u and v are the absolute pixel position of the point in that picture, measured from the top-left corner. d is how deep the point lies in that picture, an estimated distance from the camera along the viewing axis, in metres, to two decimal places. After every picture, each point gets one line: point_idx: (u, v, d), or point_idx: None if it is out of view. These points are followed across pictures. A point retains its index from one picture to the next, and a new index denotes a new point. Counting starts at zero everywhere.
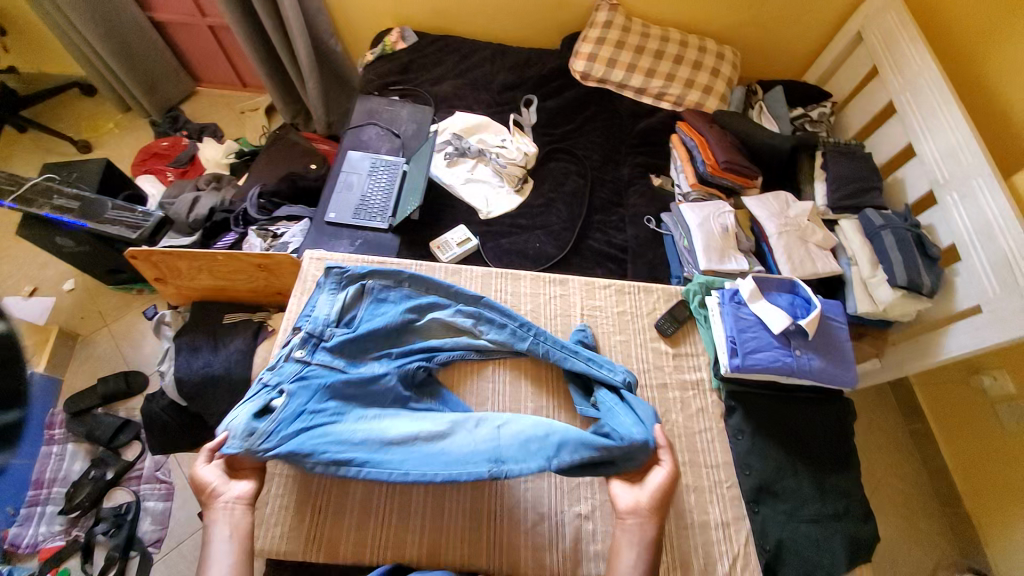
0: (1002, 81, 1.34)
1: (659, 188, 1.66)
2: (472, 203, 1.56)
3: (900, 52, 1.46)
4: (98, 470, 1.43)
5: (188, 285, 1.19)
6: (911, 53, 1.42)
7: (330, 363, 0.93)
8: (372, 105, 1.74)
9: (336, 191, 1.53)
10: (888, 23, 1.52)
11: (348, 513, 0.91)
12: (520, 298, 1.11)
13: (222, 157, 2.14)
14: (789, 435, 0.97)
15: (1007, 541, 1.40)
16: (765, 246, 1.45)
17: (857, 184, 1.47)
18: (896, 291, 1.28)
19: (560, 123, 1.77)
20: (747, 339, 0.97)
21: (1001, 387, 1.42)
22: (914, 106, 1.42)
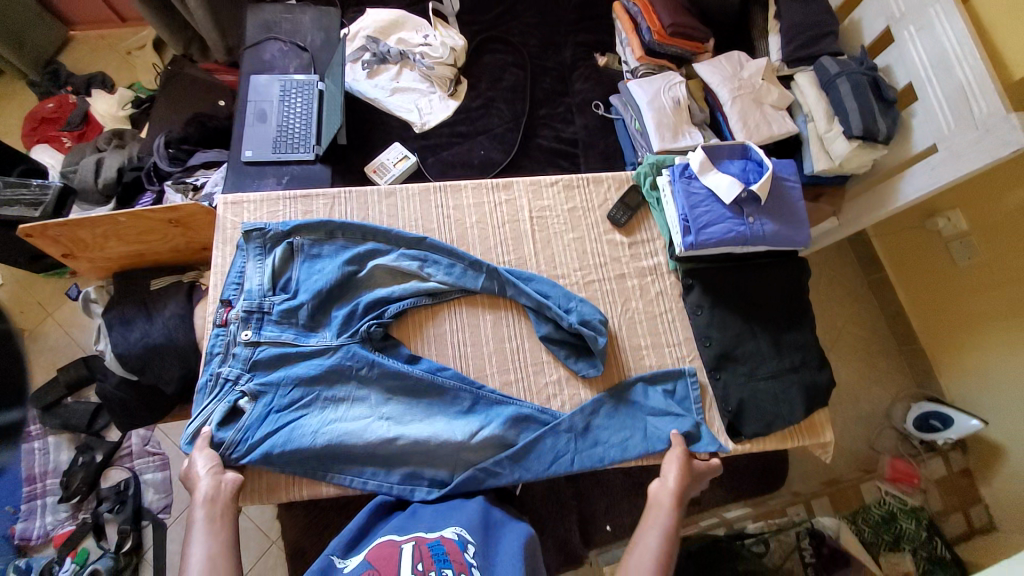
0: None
1: (606, 68, 1.51)
2: (404, 116, 1.41)
3: None
4: (86, 455, 1.42)
5: (101, 256, 1.07)
6: None
7: (278, 337, 0.88)
8: (265, 15, 1.48)
9: (248, 125, 1.34)
10: None
11: None
12: (463, 210, 1.03)
13: (117, 109, 1.87)
14: (746, 302, 0.98)
15: (963, 368, 1.53)
16: (720, 115, 1.37)
17: (813, 30, 1.35)
18: (851, 143, 1.23)
19: (488, 7, 1.55)
20: (700, 215, 0.93)
21: (954, 226, 1.48)
22: None
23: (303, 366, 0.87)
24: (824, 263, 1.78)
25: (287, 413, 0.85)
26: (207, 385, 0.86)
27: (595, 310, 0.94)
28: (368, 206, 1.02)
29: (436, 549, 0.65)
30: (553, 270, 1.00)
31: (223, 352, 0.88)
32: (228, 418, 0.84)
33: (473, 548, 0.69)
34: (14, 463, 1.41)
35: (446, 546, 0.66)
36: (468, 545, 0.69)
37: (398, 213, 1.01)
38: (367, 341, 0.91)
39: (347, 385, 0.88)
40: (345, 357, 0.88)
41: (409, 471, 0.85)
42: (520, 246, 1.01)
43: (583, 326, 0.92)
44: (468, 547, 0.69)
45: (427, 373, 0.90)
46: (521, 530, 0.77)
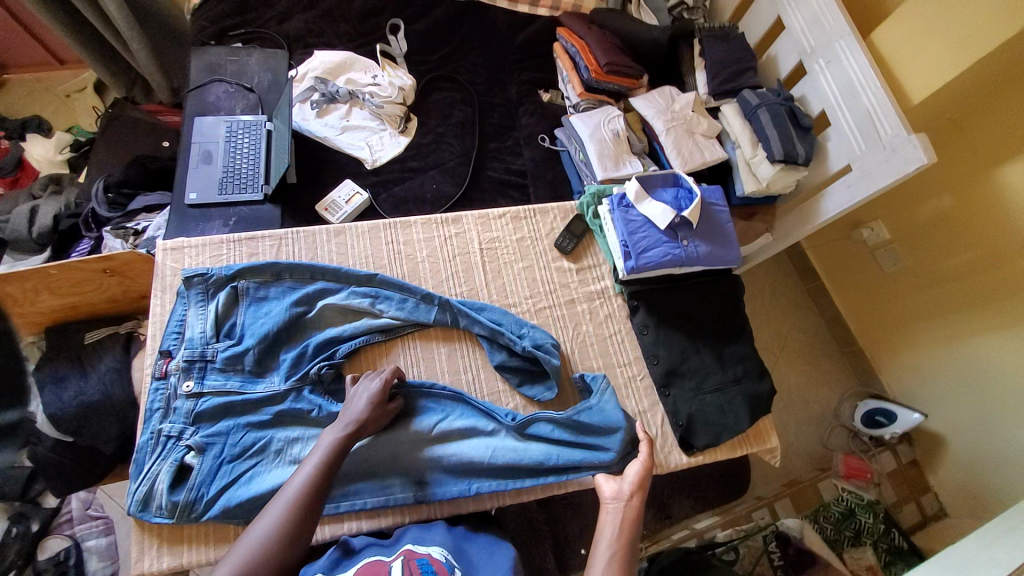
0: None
1: (550, 103, 1.59)
2: (355, 153, 1.43)
3: None
4: (20, 526, 1.27)
5: (33, 311, 0.99)
6: None
7: (222, 386, 0.85)
8: (211, 58, 1.49)
9: (192, 168, 1.33)
10: None
11: None
12: (414, 246, 1.04)
13: (54, 153, 1.80)
14: (687, 320, 1.03)
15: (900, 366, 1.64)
16: (657, 145, 1.47)
17: (733, 67, 1.49)
18: (774, 166, 1.35)
19: (436, 48, 1.61)
20: (638, 240, 0.97)
21: (878, 236, 1.62)
22: None
23: (252, 414, 0.85)
24: (766, 277, 1.90)
25: (242, 461, 0.82)
26: (146, 445, 0.82)
27: (546, 335, 0.97)
28: (317, 245, 1.01)
29: (425, 566, 0.69)
30: (504, 299, 1.02)
31: (164, 408, 0.84)
32: (178, 479, 0.80)
33: (459, 571, 0.72)
34: None
35: (435, 564, 0.70)
36: (455, 567, 0.72)
37: (348, 251, 1.01)
38: (318, 384, 0.89)
39: (304, 426, 0.86)
40: (295, 400, 0.87)
41: (389, 485, 0.85)
42: (471, 277, 1.03)
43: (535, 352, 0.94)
44: (455, 569, 0.72)
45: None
46: (506, 549, 0.79)
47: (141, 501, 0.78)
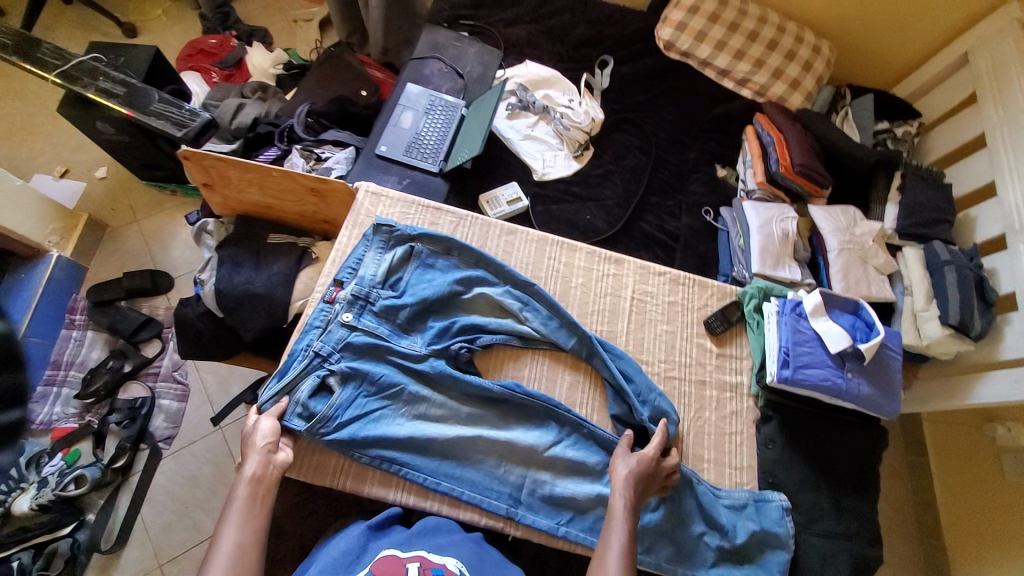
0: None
1: (723, 180, 1.57)
2: (529, 161, 1.50)
3: (1006, 84, 1.39)
4: (116, 362, 1.51)
5: (235, 197, 1.13)
6: (1018, 87, 1.34)
7: (374, 330, 0.91)
8: (438, 39, 1.64)
9: (390, 124, 1.48)
10: (1000, 50, 1.42)
11: (369, 484, 0.86)
12: (572, 270, 1.06)
13: (269, 66, 2.04)
14: (815, 450, 0.96)
15: None
16: (821, 260, 1.41)
17: (931, 214, 1.40)
18: (944, 329, 1.26)
19: (633, 93, 1.66)
20: (801, 354, 0.93)
21: (1013, 438, 1.44)
22: (1008, 143, 1.35)
23: (391, 362, 0.91)
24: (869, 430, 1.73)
25: (373, 400, 0.88)
26: (298, 354, 0.89)
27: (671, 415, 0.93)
28: (489, 236, 1.06)
29: None
30: (638, 353, 1.01)
31: (320, 326, 0.91)
32: (315, 392, 0.86)
33: None
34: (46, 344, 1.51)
35: None
36: None
37: (512, 252, 1.06)
38: (452, 360, 0.93)
39: (432, 392, 0.91)
40: (433, 366, 0.91)
41: (481, 481, 0.87)
42: (614, 321, 1.03)
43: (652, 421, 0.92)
44: None
45: (504, 388, 0.91)
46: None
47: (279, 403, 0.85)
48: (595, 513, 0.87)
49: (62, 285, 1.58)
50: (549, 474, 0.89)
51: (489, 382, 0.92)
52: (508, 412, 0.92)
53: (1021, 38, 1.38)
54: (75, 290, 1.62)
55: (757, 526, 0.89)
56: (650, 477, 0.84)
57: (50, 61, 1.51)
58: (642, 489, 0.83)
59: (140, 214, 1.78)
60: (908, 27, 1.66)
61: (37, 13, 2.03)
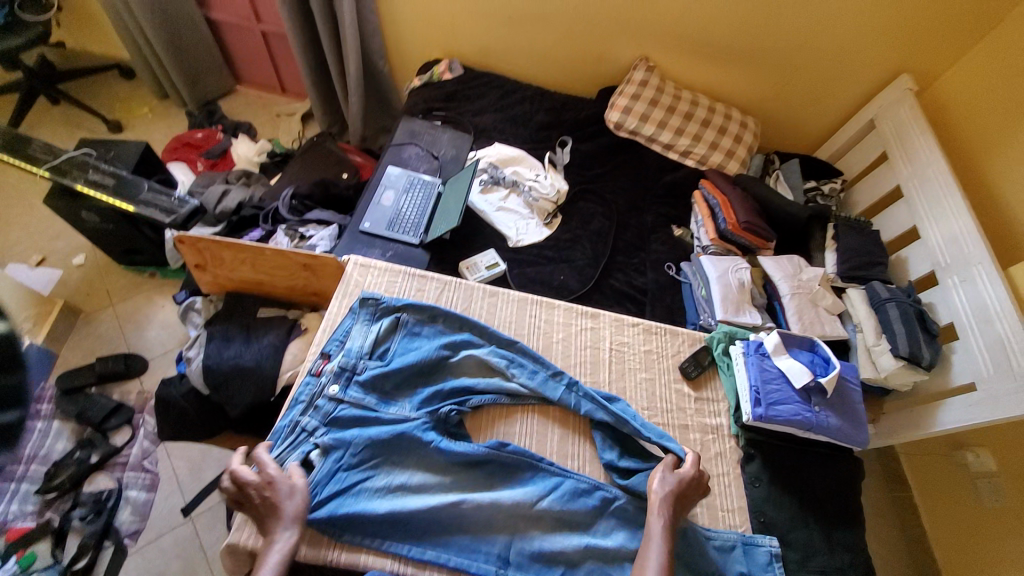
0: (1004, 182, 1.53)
1: (680, 238, 1.73)
2: (503, 230, 1.62)
3: (910, 142, 1.66)
4: (83, 452, 1.45)
5: (226, 276, 1.16)
6: (921, 145, 1.61)
7: (361, 400, 0.92)
8: (415, 127, 1.82)
9: (373, 203, 1.59)
10: (900, 116, 1.73)
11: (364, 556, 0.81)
12: (553, 326, 1.13)
13: (253, 155, 2.17)
14: (800, 486, 1.00)
15: None
16: (777, 304, 1.54)
17: (865, 258, 1.57)
18: (897, 361, 1.37)
19: (592, 166, 1.86)
20: (770, 391, 1.00)
21: (982, 464, 1.55)
22: (920, 192, 1.59)
23: (378, 428, 0.89)
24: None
25: (356, 473, 0.86)
26: (282, 431, 0.88)
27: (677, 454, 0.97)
28: (472, 299, 1.13)
29: None
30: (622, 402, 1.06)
31: (306, 402, 0.92)
32: (297, 471, 0.85)
33: None
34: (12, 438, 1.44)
35: None
36: None
37: (495, 313, 1.12)
38: (441, 423, 0.93)
39: (414, 460, 0.89)
40: (417, 429, 0.90)
41: (469, 545, 0.84)
42: (596, 372, 1.08)
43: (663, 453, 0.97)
44: None
45: (490, 449, 0.91)
46: None
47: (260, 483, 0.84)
48: (586, 567, 0.86)
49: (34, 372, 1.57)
50: (538, 531, 0.87)
51: (472, 444, 0.92)
52: (492, 473, 0.91)
53: (916, 108, 1.69)
54: (44, 377, 1.59)
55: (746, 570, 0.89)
56: (686, 494, 0.89)
57: (40, 157, 1.58)
58: (677, 505, 0.88)
59: (115, 300, 1.78)
60: (818, 105, 1.97)
61: (22, 113, 2.12)
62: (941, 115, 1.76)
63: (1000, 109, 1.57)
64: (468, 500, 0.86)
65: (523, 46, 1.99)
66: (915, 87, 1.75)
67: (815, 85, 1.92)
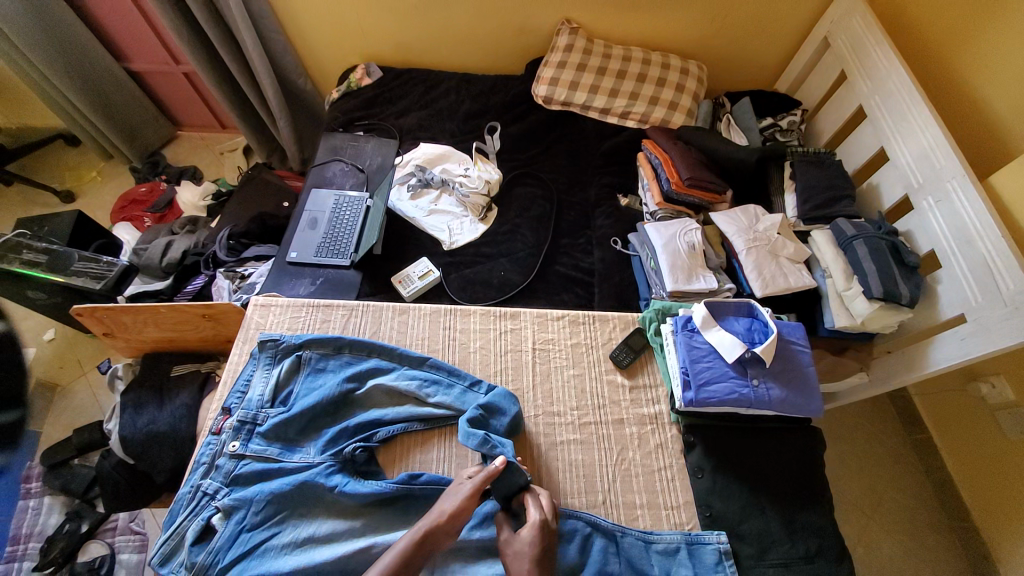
0: (984, 76, 1.32)
1: (627, 208, 1.62)
2: (436, 234, 1.54)
3: (867, 54, 1.46)
4: (72, 523, 1.41)
5: (137, 338, 1.16)
6: (877, 54, 1.42)
7: (262, 452, 0.88)
8: (337, 142, 1.75)
9: (299, 229, 1.53)
10: (853, 27, 1.53)
11: None
12: (469, 335, 1.06)
13: (198, 199, 2.14)
14: (749, 468, 0.92)
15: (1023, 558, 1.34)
16: (735, 262, 1.42)
17: (827, 194, 1.43)
18: (873, 304, 1.23)
19: (526, 149, 1.76)
20: (701, 371, 0.91)
21: (1000, 394, 1.38)
22: (883, 107, 1.40)
23: (277, 482, 0.85)
24: (839, 418, 1.70)
25: (259, 531, 0.81)
26: (185, 498, 0.85)
27: (509, 398, 0.94)
28: (381, 321, 1.07)
29: None
30: (549, 406, 0.98)
31: (208, 463, 0.88)
32: (200, 538, 0.82)
33: None
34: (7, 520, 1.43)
35: None
36: None
37: (406, 332, 1.06)
38: (348, 464, 0.88)
39: (324, 507, 0.85)
40: (320, 475, 0.86)
41: None
42: (519, 377, 1.01)
43: (484, 410, 0.92)
44: None
45: (400, 484, 0.86)
46: None
47: (164, 557, 0.81)
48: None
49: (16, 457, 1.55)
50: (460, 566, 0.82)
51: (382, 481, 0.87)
52: (408, 508, 0.87)
53: (868, 12, 1.49)
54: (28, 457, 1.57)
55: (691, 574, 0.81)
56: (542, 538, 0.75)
57: None
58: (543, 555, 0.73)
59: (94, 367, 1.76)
60: (765, 33, 1.78)
61: None
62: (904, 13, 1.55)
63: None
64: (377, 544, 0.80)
65: (437, 34, 1.87)
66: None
67: (760, 10, 1.71)
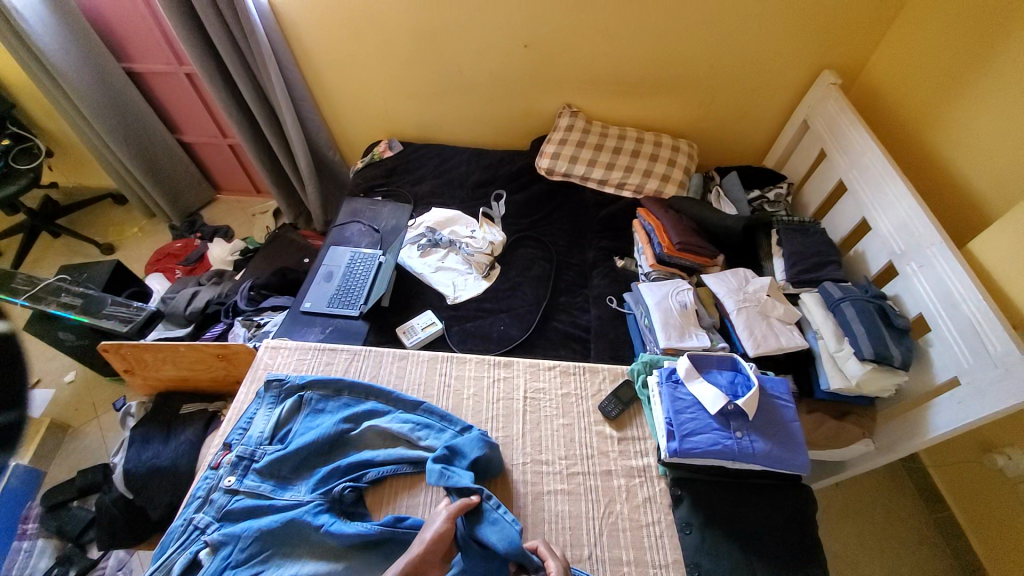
0: (953, 156, 1.42)
1: (623, 269, 1.71)
2: (441, 289, 1.64)
3: (842, 134, 1.60)
4: (59, 570, 1.37)
5: (154, 376, 1.24)
6: (852, 135, 1.55)
7: (256, 488, 0.91)
8: (357, 205, 1.92)
9: (316, 282, 1.65)
10: (828, 111, 1.68)
11: None
12: (464, 382, 1.11)
13: (226, 255, 2.29)
14: (737, 527, 0.91)
15: None
16: (728, 322, 1.46)
17: (813, 259, 1.50)
18: (864, 364, 1.24)
19: (529, 214, 1.90)
20: (684, 422, 0.94)
21: (1018, 467, 1.30)
22: (860, 181, 1.51)
23: (267, 519, 0.86)
24: (852, 491, 1.63)
25: (243, 569, 0.82)
26: (177, 530, 0.87)
27: (476, 442, 0.94)
28: (381, 366, 1.14)
29: None
30: (537, 454, 1.00)
31: (203, 497, 0.91)
32: (185, 573, 0.83)
33: None
34: None
35: None
36: None
37: (405, 377, 1.12)
38: (337, 504, 0.90)
39: (309, 549, 0.85)
40: (308, 513, 0.87)
41: None
42: (510, 424, 1.04)
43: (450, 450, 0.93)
44: None
45: (385, 527, 0.86)
46: None
47: None
48: None
49: (18, 492, 1.50)
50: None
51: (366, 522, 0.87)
52: (391, 554, 0.86)
53: (841, 99, 1.65)
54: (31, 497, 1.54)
55: None
56: None
57: (19, 287, 1.71)
58: None
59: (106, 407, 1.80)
60: (749, 116, 1.97)
61: (26, 251, 2.37)
62: (878, 100, 1.71)
63: (927, 85, 1.51)
64: None
65: (454, 115, 2.11)
66: (839, 80, 1.71)
67: (742, 98, 1.91)
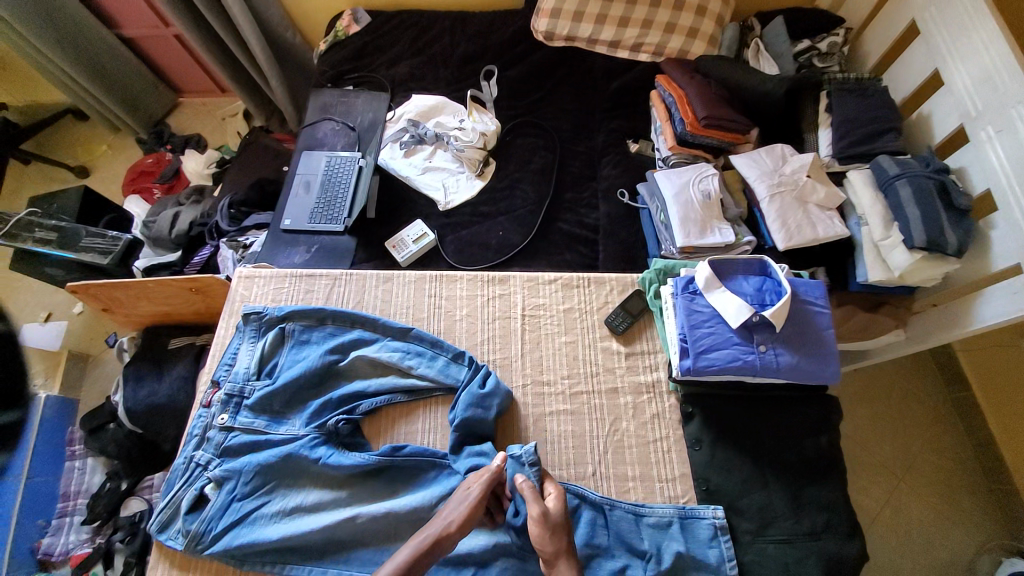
0: None
1: (637, 154, 1.49)
2: (431, 194, 1.46)
3: None
4: (113, 482, 1.43)
5: (136, 311, 1.21)
6: None
7: (250, 425, 0.88)
8: (325, 98, 1.65)
9: (293, 195, 1.48)
10: None
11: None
12: (455, 302, 1.02)
13: (202, 167, 2.10)
14: (749, 439, 0.88)
15: None
16: (757, 212, 1.28)
17: (869, 127, 1.24)
18: (913, 254, 1.08)
19: (526, 94, 1.61)
20: (700, 337, 0.85)
21: None
22: (938, 19, 1.18)
23: (265, 454, 0.85)
24: (874, 377, 1.58)
25: (250, 501, 0.83)
26: (181, 468, 0.87)
27: (473, 403, 0.87)
28: (365, 291, 1.04)
29: None
30: (539, 375, 0.95)
31: (200, 435, 0.90)
32: (195, 507, 0.84)
33: None
34: (55, 479, 1.48)
35: None
36: None
37: (391, 301, 1.02)
38: (333, 436, 0.88)
39: (312, 479, 0.85)
40: (304, 447, 0.86)
41: (366, 556, 0.80)
42: (507, 346, 0.97)
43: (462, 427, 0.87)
44: None
45: (382, 457, 0.85)
46: None
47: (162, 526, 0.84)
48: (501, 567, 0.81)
49: (56, 420, 1.58)
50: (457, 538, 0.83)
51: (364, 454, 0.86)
52: (394, 479, 0.86)
53: None
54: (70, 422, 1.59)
55: (683, 547, 0.79)
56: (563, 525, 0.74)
57: None
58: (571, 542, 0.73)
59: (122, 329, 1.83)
60: None
61: None
62: None
63: None
64: (361, 514, 0.81)
65: None
66: None
67: None
